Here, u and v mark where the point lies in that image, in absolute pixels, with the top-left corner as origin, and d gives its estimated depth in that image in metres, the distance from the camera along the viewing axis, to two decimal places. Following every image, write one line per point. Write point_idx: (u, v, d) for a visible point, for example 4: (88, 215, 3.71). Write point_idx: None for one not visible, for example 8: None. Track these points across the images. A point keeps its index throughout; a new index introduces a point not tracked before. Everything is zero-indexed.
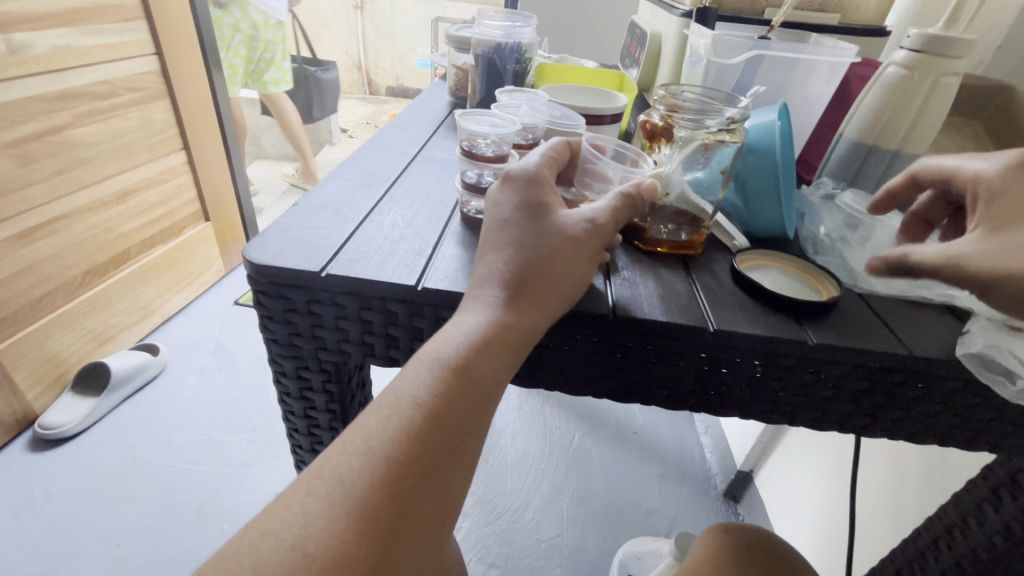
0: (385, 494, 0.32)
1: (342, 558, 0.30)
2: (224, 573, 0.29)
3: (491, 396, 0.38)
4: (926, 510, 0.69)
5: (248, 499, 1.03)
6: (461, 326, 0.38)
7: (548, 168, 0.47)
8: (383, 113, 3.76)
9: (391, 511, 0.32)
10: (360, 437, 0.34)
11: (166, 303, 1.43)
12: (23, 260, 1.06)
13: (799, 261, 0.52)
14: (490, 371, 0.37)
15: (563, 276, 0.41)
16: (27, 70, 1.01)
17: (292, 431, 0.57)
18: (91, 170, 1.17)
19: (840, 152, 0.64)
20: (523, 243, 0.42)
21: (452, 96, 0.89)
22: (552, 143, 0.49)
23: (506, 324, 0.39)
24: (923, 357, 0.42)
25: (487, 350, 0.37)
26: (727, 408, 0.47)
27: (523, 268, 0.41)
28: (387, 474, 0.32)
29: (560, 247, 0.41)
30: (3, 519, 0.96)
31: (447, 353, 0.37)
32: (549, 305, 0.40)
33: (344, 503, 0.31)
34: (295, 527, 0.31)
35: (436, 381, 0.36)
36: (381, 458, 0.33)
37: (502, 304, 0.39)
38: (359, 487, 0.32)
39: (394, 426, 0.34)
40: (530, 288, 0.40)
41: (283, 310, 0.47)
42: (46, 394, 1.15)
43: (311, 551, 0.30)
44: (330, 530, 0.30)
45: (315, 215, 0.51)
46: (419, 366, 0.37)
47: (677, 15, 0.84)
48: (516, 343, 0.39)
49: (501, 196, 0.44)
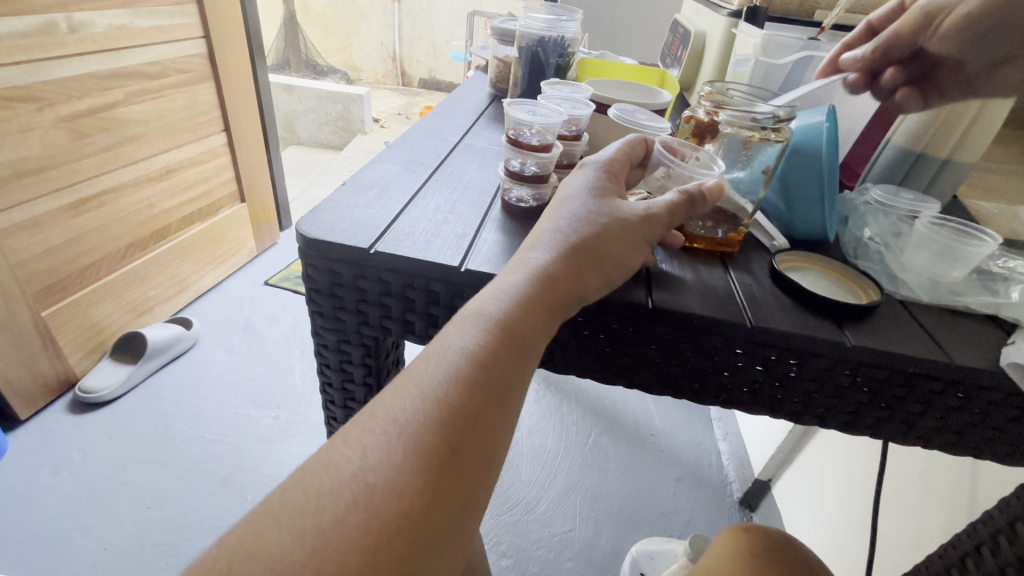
0: (437, 433, 0.33)
1: (400, 488, 0.31)
2: (272, 518, 0.30)
3: (532, 354, 0.39)
4: (954, 528, 0.68)
5: (271, 471, 1.07)
6: (505, 284, 0.39)
7: (619, 163, 0.50)
8: (415, 105, 3.81)
9: (445, 450, 0.33)
10: (410, 382, 0.35)
11: (201, 279, 1.48)
12: (72, 229, 1.11)
13: (839, 265, 0.52)
14: (533, 331, 0.38)
15: (610, 250, 0.42)
16: (85, 47, 1.06)
17: (328, 402, 0.60)
18: (138, 147, 1.21)
19: (886, 158, 0.63)
20: (573, 216, 0.43)
21: (492, 88, 0.90)
22: (628, 139, 0.52)
23: (551, 285, 0.40)
24: (965, 365, 0.42)
25: (529, 310, 0.38)
26: (759, 406, 0.48)
27: (571, 235, 0.42)
28: (438, 415, 0.34)
29: (610, 224, 0.43)
30: (43, 474, 1.01)
31: (492, 309, 0.38)
32: (594, 274, 0.41)
33: (400, 439, 0.33)
34: (355, 460, 0.32)
35: (482, 335, 0.37)
36: (432, 401, 0.34)
37: (548, 267, 0.40)
38: (412, 425, 0.33)
39: (443, 372, 0.35)
40: (576, 253, 0.41)
41: (330, 284, 0.49)
42: (87, 359, 1.21)
43: (371, 480, 0.31)
44: (389, 463, 0.32)
45: (362, 195, 0.53)
46: (465, 322, 0.38)
47: (724, 15, 0.84)
48: (556, 305, 0.40)
49: (568, 180, 0.48)
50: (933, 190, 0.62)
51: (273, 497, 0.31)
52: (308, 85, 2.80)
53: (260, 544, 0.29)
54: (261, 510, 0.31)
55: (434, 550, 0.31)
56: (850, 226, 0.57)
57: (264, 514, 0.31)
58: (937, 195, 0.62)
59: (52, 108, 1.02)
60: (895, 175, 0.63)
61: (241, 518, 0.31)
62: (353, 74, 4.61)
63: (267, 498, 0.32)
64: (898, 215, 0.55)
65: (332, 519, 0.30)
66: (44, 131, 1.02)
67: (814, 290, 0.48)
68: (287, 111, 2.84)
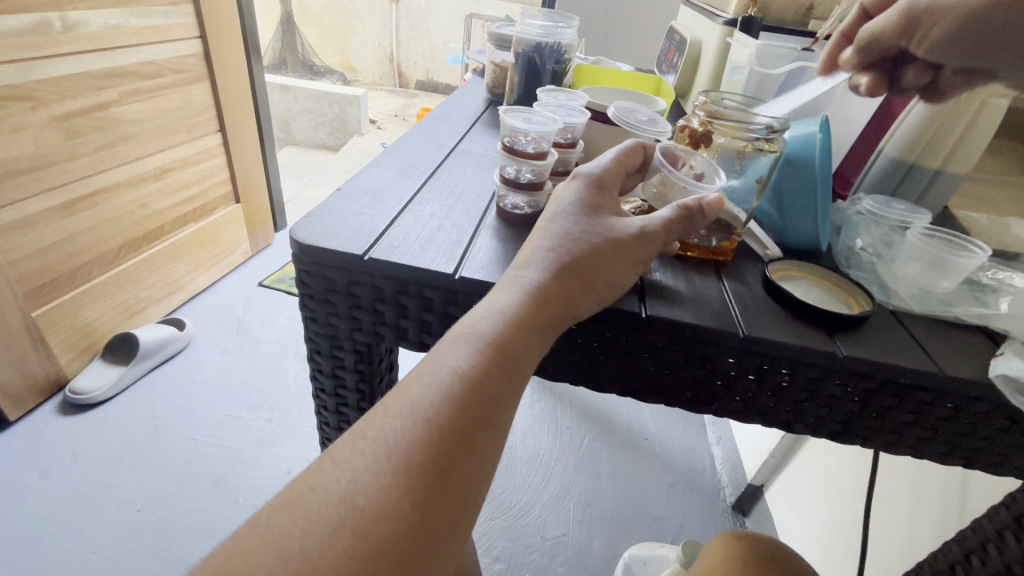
0: (427, 453, 0.33)
1: (389, 510, 0.31)
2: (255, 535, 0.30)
3: (523, 374, 0.39)
4: (943, 535, 0.68)
5: (263, 475, 1.06)
6: (496, 304, 0.39)
7: (613, 174, 0.50)
8: (412, 106, 3.81)
9: (434, 471, 0.33)
10: (401, 402, 0.35)
11: (194, 280, 1.47)
12: (65, 229, 1.10)
13: (830, 273, 0.52)
14: (524, 351, 0.38)
15: (603, 269, 0.42)
16: (79, 46, 1.05)
17: (321, 407, 0.60)
18: (131, 147, 1.20)
19: (878, 167, 0.63)
20: (567, 234, 0.43)
21: (489, 92, 0.90)
22: (623, 147, 0.52)
23: (543, 306, 0.40)
24: (955, 376, 0.42)
25: (521, 329, 0.38)
26: (750, 415, 0.48)
27: (564, 255, 0.42)
28: (428, 437, 0.33)
29: (604, 243, 0.43)
30: (31, 476, 1.00)
31: (483, 329, 0.38)
32: (586, 294, 0.42)
33: (389, 460, 0.33)
34: (343, 481, 0.32)
35: (475, 355, 0.37)
36: (424, 420, 0.34)
37: (540, 287, 0.40)
38: (403, 445, 0.33)
39: (435, 392, 0.35)
40: (570, 272, 0.41)
41: (324, 290, 0.48)
42: (78, 360, 1.20)
43: (359, 502, 0.31)
44: (377, 485, 0.32)
45: (357, 201, 0.53)
46: (457, 341, 0.38)
47: (720, 23, 0.84)
48: (547, 325, 0.40)
49: (561, 193, 0.48)
50: (925, 200, 0.63)
51: (260, 518, 0.31)
52: (305, 86, 2.79)
53: (245, 565, 0.29)
54: (247, 530, 0.31)
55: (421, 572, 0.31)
56: (842, 235, 0.58)
57: (250, 535, 0.30)
58: (929, 205, 0.63)
59: (45, 107, 1.02)
60: (886, 184, 0.63)
61: (224, 542, 0.30)
62: (351, 74, 4.62)
63: (252, 516, 0.31)
64: (890, 225, 0.55)
65: (318, 543, 0.30)
66: (37, 130, 1.01)
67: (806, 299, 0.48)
68: (284, 111, 2.83)
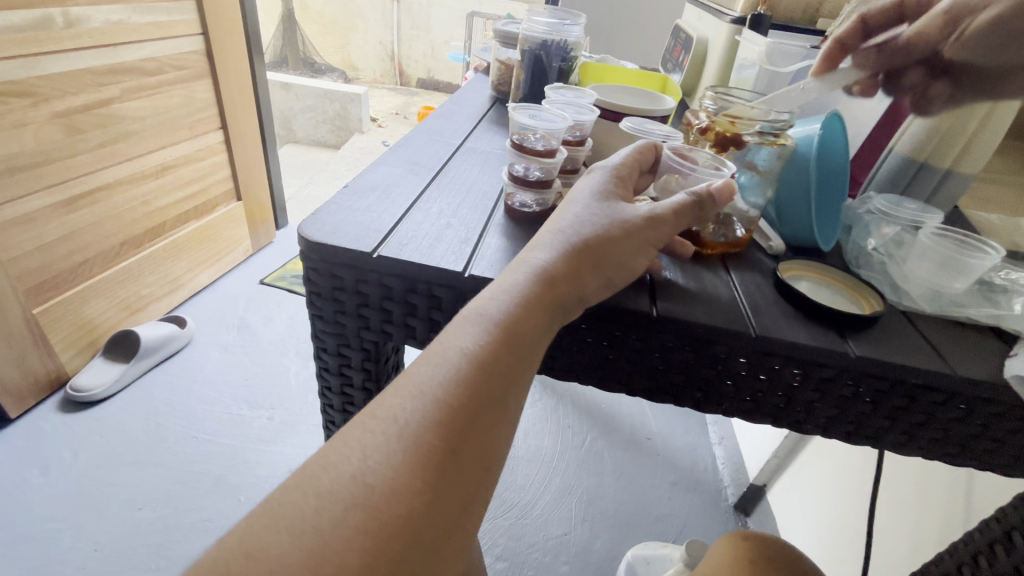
0: (437, 435, 0.33)
1: (400, 489, 0.31)
2: (261, 533, 0.29)
3: (532, 357, 0.38)
4: (948, 535, 0.68)
5: (265, 473, 1.06)
6: (506, 286, 0.39)
7: (628, 168, 0.50)
8: (413, 104, 3.81)
9: (444, 451, 0.32)
10: (410, 383, 0.35)
11: (195, 278, 1.47)
12: (66, 226, 1.10)
13: (841, 273, 0.52)
14: (533, 333, 0.38)
15: (613, 251, 0.42)
16: (81, 42, 1.05)
17: (327, 406, 0.60)
18: (133, 144, 1.20)
19: (888, 166, 0.63)
20: (578, 218, 0.43)
21: (494, 90, 0.90)
22: (637, 145, 0.52)
23: (552, 287, 0.39)
24: (968, 378, 0.42)
25: (530, 310, 0.38)
26: (761, 415, 0.48)
27: (576, 238, 0.42)
28: (438, 417, 0.33)
29: (614, 225, 0.43)
30: (32, 473, 1.00)
31: (493, 310, 0.37)
32: (597, 274, 0.41)
33: (399, 440, 0.32)
34: (355, 460, 0.32)
35: (483, 335, 0.36)
36: (433, 401, 0.34)
37: (550, 268, 0.40)
38: (413, 425, 0.33)
39: (443, 373, 0.35)
40: (578, 254, 0.41)
41: (331, 288, 0.48)
42: (79, 357, 1.19)
43: (370, 481, 0.31)
44: (388, 464, 0.31)
45: (363, 198, 0.53)
46: (466, 323, 0.37)
47: (727, 21, 0.84)
48: (556, 306, 0.39)
49: (576, 184, 0.48)
50: (936, 199, 0.63)
51: (273, 498, 0.31)
52: (306, 84, 2.78)
53: (259, 544, 0.29)
54: (261, 511, 0.31)
55: (435, 552, 0.31)
56: (853, 234, 0.58)
57: (264, 515, 0.30)
58: (940, 205, 0.63)
59: (47, 103, 1.01)
60: (897, 184, 0.63)
61: (234, 525, 0.30)
62: (351, 73, 4.61)
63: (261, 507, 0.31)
64: (902, 224, 0.55)
65: (330, 522, 0.29)
66: (39, 126, 1.00)
67: (819, 299, 0.48)
68: (284, 109, 2.83)
